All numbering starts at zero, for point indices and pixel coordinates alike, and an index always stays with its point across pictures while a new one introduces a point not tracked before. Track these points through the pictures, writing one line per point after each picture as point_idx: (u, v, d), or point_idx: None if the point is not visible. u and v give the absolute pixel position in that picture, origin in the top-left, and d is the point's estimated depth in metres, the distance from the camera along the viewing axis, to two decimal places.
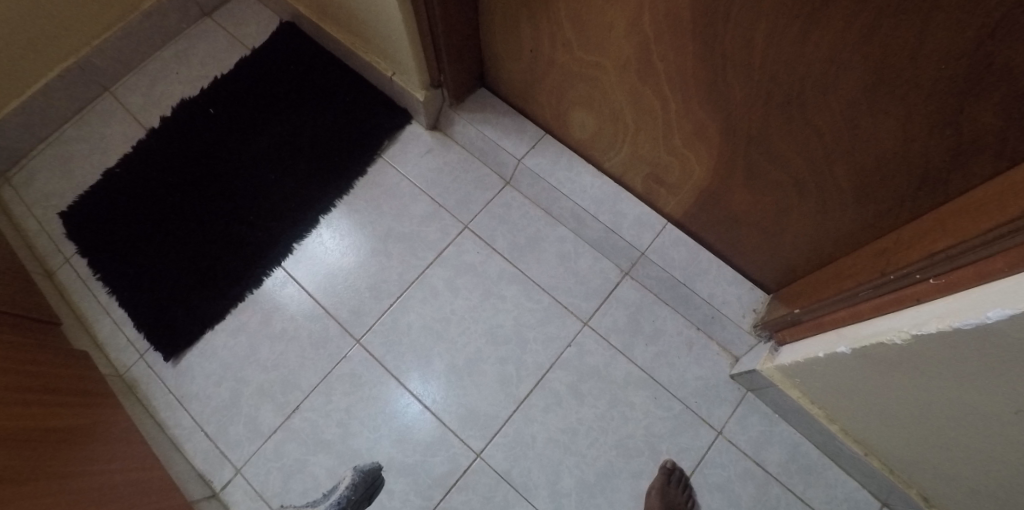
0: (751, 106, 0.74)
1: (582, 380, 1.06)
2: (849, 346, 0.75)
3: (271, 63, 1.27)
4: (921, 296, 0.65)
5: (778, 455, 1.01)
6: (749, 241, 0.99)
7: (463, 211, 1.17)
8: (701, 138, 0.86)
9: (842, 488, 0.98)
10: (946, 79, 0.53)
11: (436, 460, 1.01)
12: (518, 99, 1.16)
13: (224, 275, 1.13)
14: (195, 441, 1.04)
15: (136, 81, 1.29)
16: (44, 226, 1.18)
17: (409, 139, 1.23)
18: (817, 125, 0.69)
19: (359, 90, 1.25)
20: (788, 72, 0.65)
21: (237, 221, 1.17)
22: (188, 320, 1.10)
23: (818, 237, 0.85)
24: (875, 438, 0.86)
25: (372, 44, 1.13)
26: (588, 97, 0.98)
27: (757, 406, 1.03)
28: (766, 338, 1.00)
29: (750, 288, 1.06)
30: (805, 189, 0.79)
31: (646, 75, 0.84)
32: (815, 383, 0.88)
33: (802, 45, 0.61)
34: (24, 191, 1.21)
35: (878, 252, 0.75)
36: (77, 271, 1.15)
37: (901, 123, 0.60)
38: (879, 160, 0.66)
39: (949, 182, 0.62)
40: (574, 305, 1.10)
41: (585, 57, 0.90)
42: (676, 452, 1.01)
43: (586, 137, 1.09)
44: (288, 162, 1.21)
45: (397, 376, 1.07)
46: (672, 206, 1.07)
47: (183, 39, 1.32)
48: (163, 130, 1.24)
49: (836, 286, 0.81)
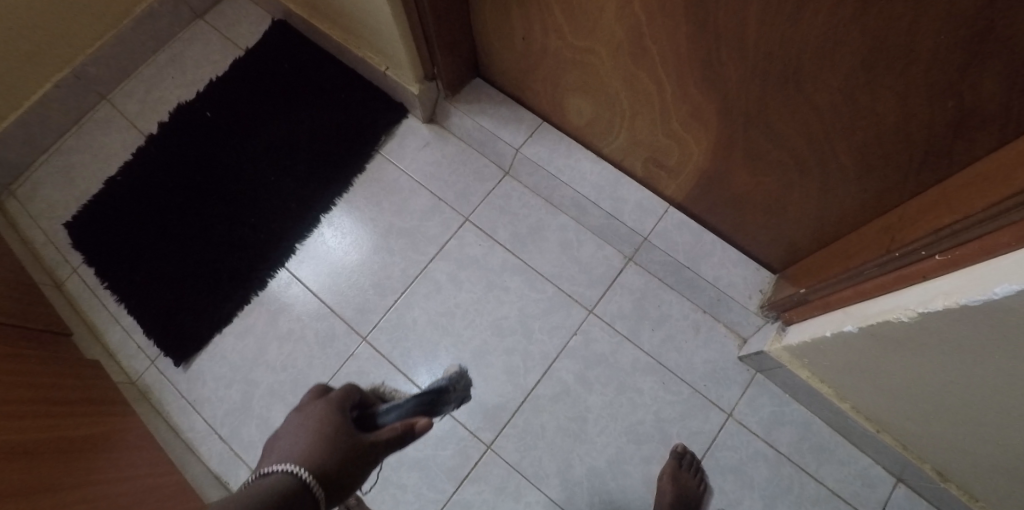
0: (749, 86, 0.72)
1: (589, 368, 1.06)
2: (855, 325, 0.74)
3: (265, 62, 1.27)
4: (926, 273, 0.64)
5: (789, 436, 1.00)
6: (753, 221, 0.97)
7: (463, 204, 1.17)
8: (699, 120, 0.84)
9: (855, 465, 0.98)
10: (945, 50, 0.51)
11: (447, 453, 1.02)
12: (513, 87, 1.14)
13: (229, 279, 1.14)
14: (209, 443, 1.05)
15: (132, 87, 1.29)
16: (50, 238, 1.19)
17: (406, 133, 1.22)
18: (816, 102, 0.67)
19: (354, 86, 1.24)
20: (784, 49, 0.63)
21: (240, 224, 1.17)
22: (196, 324, 1.11)
23: (822, 215, 0.84)
24: (886, 414, 0.85)
25: (364, 40, 1.12)
26: (584, 83, 0.97)
27: (766, 387, 1.03)
28: (773, 318, 0.99)
29: (756, 268, 1.04)
30: (807, 167, 0.77)
31: (639, 58, 0.82)
32: (824, 362, 0.87)
33: (797, 21, 0.59)
34: (29, 203, 1.22)
35: (883, 229, 0.74)
36: (85, 281, 1.16)
37: (901, 97, 0.59)
38: (880, 135, 0.65)
39: (952, 155, 0.61)
40: (578, 294, 1.10)
41: (577, 43, 0.89)
42: (686, 436, 1.01)
43: (584, 123, 1.08)
44: (287, 162, 1.21)
45: (405, 372, 1.08)
46: (673, 189, 1.05)
47: (176, 42, 1.32)
48: (161, 136, 1.24)
49: (841, 264, 0.80)
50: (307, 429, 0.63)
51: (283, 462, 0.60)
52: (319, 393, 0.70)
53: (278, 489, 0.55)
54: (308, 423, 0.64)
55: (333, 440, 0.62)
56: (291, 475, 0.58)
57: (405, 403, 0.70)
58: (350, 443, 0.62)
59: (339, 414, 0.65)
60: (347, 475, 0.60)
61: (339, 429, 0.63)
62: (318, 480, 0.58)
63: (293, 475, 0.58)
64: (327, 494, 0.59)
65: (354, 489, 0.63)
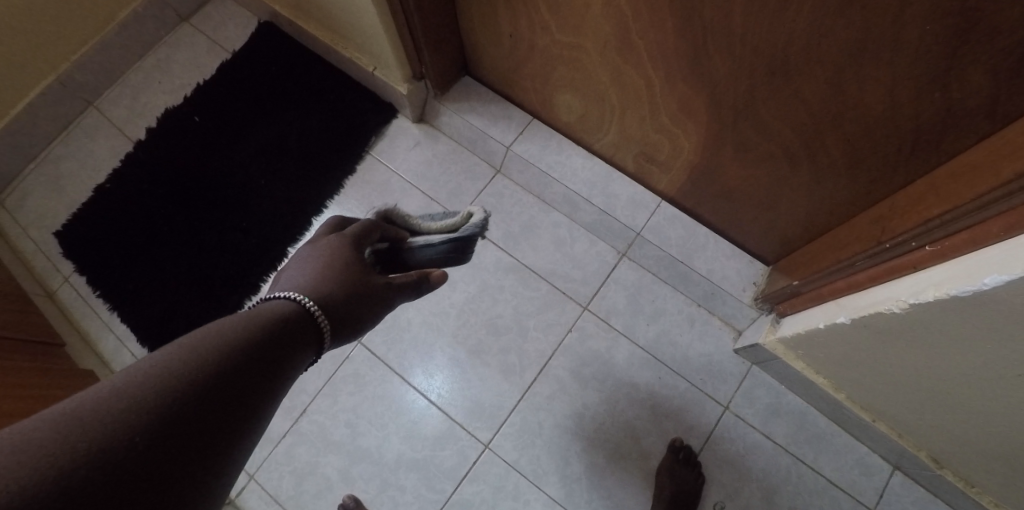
0: (737, 79, 0.72)
1: (585, 364, 1.06)
2: (848, 316, 0.74)
3: (252, 65, 1.26)
4: (917, 264, 0.64)
5: (786, 427, 1.01)
6: (745, 214, 0.97)
7: (455, 203, 1.16)
8: (688, 114, 0.84)
9: (852, 455, 0.98)
10: (932, 40, 0.51)
11: (445, 453, 1.02)
12: (502, 84, 1.14)
13: (222, 284, 1.13)
14: None
15: (119, 94, 1.28)
16: (41, 248, 1.18)
17: (396, 134, 1.22)
18: (804, 95, 0.67)
19: (342, 87, 1.23)
20: (771, 42, 0.63)
21: (231, 229, 1.17)
22: (190, 331, 1.11)
23: (813, 207, 0.84)
24: (881, 404, 0.85)
25: (351, 40, 1.12)
26: (572, 79, 0.96)
27: (762, 379, 1.03)
28: (768, 310, 0.99)
29: (750, 261, 1.04)
30: (797, 160, 0.77)
31: (627, 53, 0.82)
32: (818, 353, 0.87)
33: (783, 13, 0.59)
34: (18, 213, 1.21)
35: (873, 220, 0.74)
36: (77, 290, 1.16)
37: (888, 88, 0.58)
38: (869, 127, 0.65)
39: (941, 145, 0.60)
40: (573, 290, 1.10)
41: (564, 39, 0.88)
42: (683, 430, 1.02)
43: (573, 119, 1.07)
44: (278, 166, 1.20)
45: (401, 373, 1.08)
46: (664, 184, 1.05)
47: (162, 47, 1.31)
48: (150, 142, 1.23)
49: (833, 256, 0.80)
50: (315, 260, 0.59)
51: (291, 286, 0.56)
52: (335, 227, 0.67)
53: (280, 312, 0.51)
54: (320, 255, 0.60)
55: (341, 272, 0.58)
56: (293, 301, 0.53)
57: (438, 243, 0.73)
58: (364, 279, 0.59)
59: (349, 251, 0.62)
60: (353, 312, 0.57)
61: (355, 266, 0.60)
62: (324, 311, 0.54)
63: (295, 301, 0.53)
64: (335, 330, 0.55)
65: (354, 334, 0.58)
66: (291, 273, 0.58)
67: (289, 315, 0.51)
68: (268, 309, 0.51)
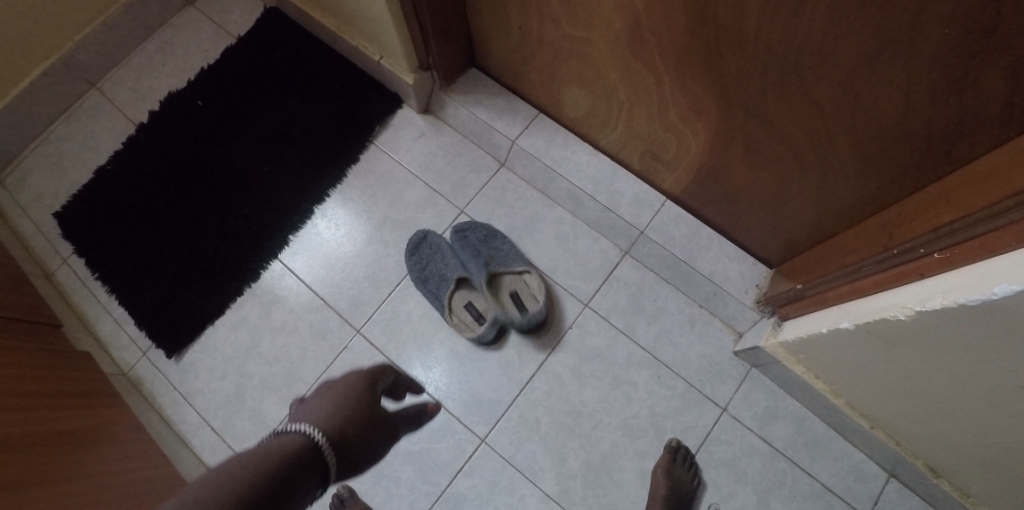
0: (749, 79, 0.71)
1: (584, 362, 1.05)
2: (852, 322, 0.74)
3: (257, 50, 1.25)
4: (924, 271, 0.64)
5: (784, 431, 1.00)
6: (750, 216, 0.97)
7: (458, 196, 1.16)
8: (697, 113, 0.83)
9: (848, 460, 0.98)
10: (949, 45, 0.50)
11: (441, 447, 1.02)
12: (509, 78, 1.13)
13: (222, 270, 1.13)
14: (202, 436, 1.05)
15: (122, 75, 1.27)
16: (40, 228, 1.18)
17: (401, 124, 1.21)
18: (816, 97, 0.66)
19: (348, 75, 1.22)
20: (785, 42, 0.62)
21: (232, 214, 1.16)
22: (188, 315, 1.10)
23: (819, 211, 0.83)
24: (881, 411, 0.85)
25: (358, 28, 1.10)
26: (581, 74, 0.95)
27: (761, 381, 1.03)
28: (769, 313, 0.99)
29: (752, 263, 1.04)
30: (806, 162, 0.77)
31: (638, 49, 0.81)
32: (820, 358, 0.86)
33: (799, 14, 0.58)
34: (18, 192, 1.20)
35: (881, 226, 0.73)
36: (75, 271, 1.15)
37: (903, 92, 0.58)
38: (881, 131, 0.64)
39: (953, 151, 0.60)
40: (574, 287, 1.09)
41: (574, 33, 0.87)
42: (681, 430, 1.01)
43: (580, 115, 1.06)
44: (281, 153, 1.19)
45: (399, 365, 1.07)
46: (670, 183, 1.04)
47: (166, 29, 1.30)
48: (152, 125, 1.22)
49: (839, 260, 0.80)
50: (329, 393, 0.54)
51: (302, 418, 0.51)
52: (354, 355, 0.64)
53: (289, 449, 0.47)
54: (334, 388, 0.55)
55: (357, 404, 0.53)
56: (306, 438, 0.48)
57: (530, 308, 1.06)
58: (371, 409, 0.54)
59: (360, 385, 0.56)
60: (365, 447, 0.52)
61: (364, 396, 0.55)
62: (332, 445, 0.49)
63: (308, 437, 0.48)
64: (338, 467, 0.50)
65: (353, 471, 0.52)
66: (301, 401, 0.54)
67: (299, 453, 0.47)
68: (276, 446, 0.47)
